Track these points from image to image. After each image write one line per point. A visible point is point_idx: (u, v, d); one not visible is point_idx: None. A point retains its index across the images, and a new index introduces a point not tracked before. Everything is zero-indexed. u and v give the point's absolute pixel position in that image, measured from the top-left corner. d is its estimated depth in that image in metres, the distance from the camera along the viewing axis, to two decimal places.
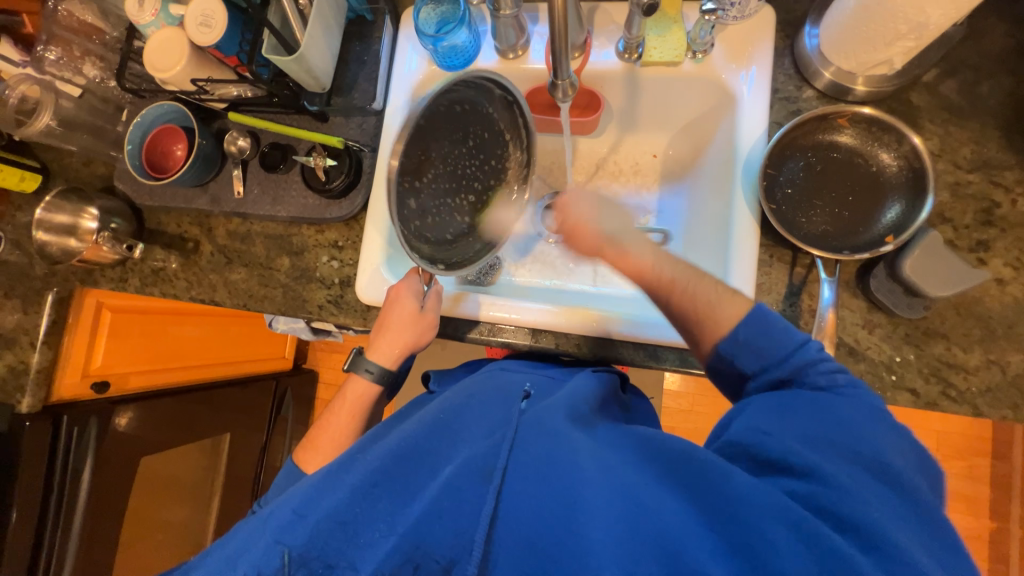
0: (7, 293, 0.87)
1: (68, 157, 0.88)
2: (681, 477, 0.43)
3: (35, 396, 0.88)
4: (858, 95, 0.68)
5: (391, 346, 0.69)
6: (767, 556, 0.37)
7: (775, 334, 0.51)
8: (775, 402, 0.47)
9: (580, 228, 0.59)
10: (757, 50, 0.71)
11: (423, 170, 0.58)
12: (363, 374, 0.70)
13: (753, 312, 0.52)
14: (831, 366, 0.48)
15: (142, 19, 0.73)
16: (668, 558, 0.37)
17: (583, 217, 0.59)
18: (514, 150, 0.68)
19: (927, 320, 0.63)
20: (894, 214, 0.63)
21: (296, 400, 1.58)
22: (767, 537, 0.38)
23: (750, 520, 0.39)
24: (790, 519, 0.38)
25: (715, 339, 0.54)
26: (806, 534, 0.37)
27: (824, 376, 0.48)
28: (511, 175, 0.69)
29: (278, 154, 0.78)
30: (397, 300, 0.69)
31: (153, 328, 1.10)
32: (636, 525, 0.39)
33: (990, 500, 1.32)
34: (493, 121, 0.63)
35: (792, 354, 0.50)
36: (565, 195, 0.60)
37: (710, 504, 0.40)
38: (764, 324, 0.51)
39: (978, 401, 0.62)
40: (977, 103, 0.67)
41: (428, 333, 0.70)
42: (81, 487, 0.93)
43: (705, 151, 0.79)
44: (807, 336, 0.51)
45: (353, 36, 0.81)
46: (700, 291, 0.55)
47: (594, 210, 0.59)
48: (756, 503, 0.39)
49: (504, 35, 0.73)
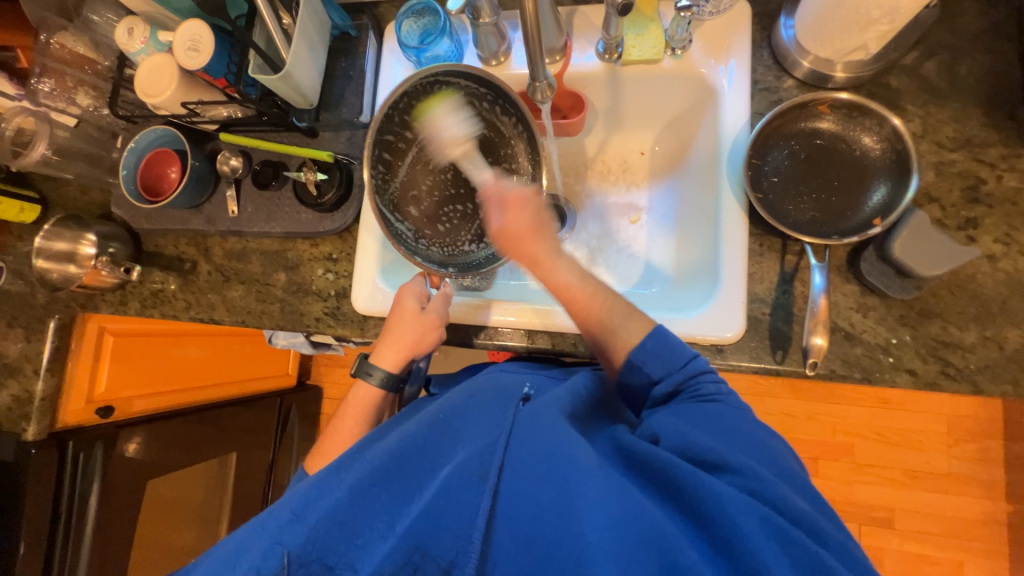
0: (11, 323, 0.89)
1: (66, 186, 0.90)
2: (663, 480, 0.44)
3: (41, 424, 0.88)
4: (838, 82, 0.69)
5: (392, 348, 0.68)
6: (749, 556, 0.37)
7: (672, 350, 0.53)
8: (694, 413, 0.49)
9: (523, 235, 0.59)
10: (735, 44, 0.72)
11: (416, 178, 0.67)
12: (365, 377, 0.69)
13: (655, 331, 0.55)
14: (716, 377, 0.52)
15: (132, 46, 0.76)
16: (663, 557, 0.38)
17: (533, 227, 0.59)
18: (522, 143, 0.67)
19: (921, 300, 0.63)
20: (880, 196, 0.64)
21: (301, 416, 1.58)
22: (743, 532, 0.38)
23: (727, 519, 0.39)
24: (761, 514, 0.39)
25: (628, 351, 0.55)
26: (777, 530, 0.38)
27: (711, 385, 0.52)
28: (523, 172, 0.68)
29: (270, 171, 0.80)
30: (399, 303, 0.70)
31: (155, 351, 1.12)
32: (629, 523, 0.39)
33: (1005, 482, 1.30)
34: (489, 123, 0.67)
35: (685, 366, 0.53)
36: (512, 194, 0.59)
37: (694, 509, 0.41)
38: (664, 342, 0.54)
39: (978, 378, 0.61)
40: (957, 82, 0.68)
41: (428, 334, 0.68)
42: (89, 510, 0.94)
43: (692, 144, 0.80)
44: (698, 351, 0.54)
45: (339, 53, 0.82)
46: (615, 305, 0.57)
47: (538, 217, 0.59)
48: (729, 500, 0.40)
49: (485, 42, 0.74)
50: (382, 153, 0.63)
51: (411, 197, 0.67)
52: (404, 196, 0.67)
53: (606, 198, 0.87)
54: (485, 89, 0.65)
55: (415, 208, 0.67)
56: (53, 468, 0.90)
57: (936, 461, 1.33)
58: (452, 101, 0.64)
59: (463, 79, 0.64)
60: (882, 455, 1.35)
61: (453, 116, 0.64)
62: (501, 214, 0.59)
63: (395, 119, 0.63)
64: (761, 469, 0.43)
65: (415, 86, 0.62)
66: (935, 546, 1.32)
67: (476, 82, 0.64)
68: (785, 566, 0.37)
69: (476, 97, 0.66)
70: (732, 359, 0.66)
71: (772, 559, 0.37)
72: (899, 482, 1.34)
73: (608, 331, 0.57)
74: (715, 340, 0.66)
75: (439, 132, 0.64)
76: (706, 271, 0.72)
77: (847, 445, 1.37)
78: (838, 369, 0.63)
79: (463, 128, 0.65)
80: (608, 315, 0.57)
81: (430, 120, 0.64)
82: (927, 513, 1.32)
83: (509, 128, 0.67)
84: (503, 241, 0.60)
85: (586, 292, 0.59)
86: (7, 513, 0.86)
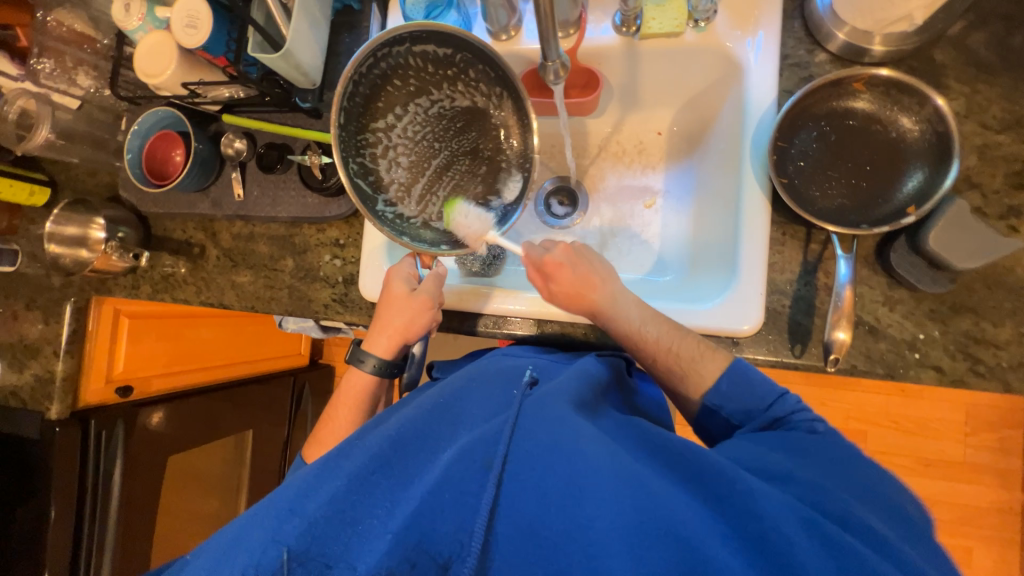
0: (30, 305, 0.90)
1: (74, 168, 0.90)
2: (682, 468, 0.43)
3: (62, 404, 0.91)
4: (875, 56, 0.64)
5: (383, 334, 0.67)
6: (781, 549, 0.37)
7: (753, 390, 0.54)
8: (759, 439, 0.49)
9: (575, 292, 0.62)
10: (764, 14, 0.67)
11: (403, 161, 0.63)
12: (359, 366, 0.68)
13: (733, 365, 0.56)
14: (810, 416, 0.51)
15: (129, 24, 0.73)
16: (680, 546, 0.37)
17: (579, 281, 0.63)
18: (506, 102, 0.63)
19: (953, 294, 0.60)
20: (915, 183, 0.60)
21: (314, 394, 1.61)
22: (780, 528, 0.38)
23: (762, 513, 0.39)
24: (802, 515, 0.39)
25: (703, 394, 0.57)
26: (817, 529, 0.38)
27: (806, 423, 0.51)
28: (513, 131, 0.64)
29: (275, 154, 0.78)
30: (388, 287, 0.68)
31: (173, 332, 1.14)
32: (642, 509, 0.38)
33: (1022, 472, 1.28)
34: (470, 88, 0.63)
35: (770, 407, 0.53)
36: (552, 257, 0.63)
37: (721, 501, 0.40)
38: (744, 379, 0.55)
39: (1009, 376, 0.59)
40: (1007, 55, 0.62)
41: (421, 316, 0.66)
42: (113, 485, 0.98)
43: (713, 124, 0.75)
44: (785, 390, 0.54)
45: (342, 27, 0.79)
46: (683, 348, 0.59)
47: (582, 268, 0.64)
48: (767, 499, 0.39)
49: (495, 15, 0.71)
50: (352, 134, 0.59)
51: (393, 178, 0.63)
52: (390, 181, 0.62)
53: (621, 181, 0.84)
54: (458, 52, 0.60)
55: (399, 190, 0.63)
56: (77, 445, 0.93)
57: (952, 450, 1.31)
58: (436, 137, 0.65)
59: (434, 43, 0.59)
60: (895, 442, 1.34)
61: (474, 209, 0.64)
62: (550, 282, 0.63)
63: (361, 95, 0.59)
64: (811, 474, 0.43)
65: (374, 54, 0.57)
66: (944, 533, 1.31)
67: (447, 46, 0.60)
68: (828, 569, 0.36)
69: (451, 61, 0.61)
70: (747, 351, 0.64)
71: (808, 557, 0.36)
72: (912, 470, 1.33)
73: (680, 373, 0.58)
74: (730, 333, 0.63)
75: (466, 230, 0.62)
76: (723, 259, 0.69)
77: (859, 433, 1.35)
78: (860, 364, 0.61)
79: (485, 218, 0.63)
80: (662, 350, 0.60)
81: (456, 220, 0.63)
82: (938, 501, 1.31)
83: (492, 89, 0.63)
84: (563, 298, 0.63)
85: (634, 331, 0.61)
86: (36, 487, 0.90)
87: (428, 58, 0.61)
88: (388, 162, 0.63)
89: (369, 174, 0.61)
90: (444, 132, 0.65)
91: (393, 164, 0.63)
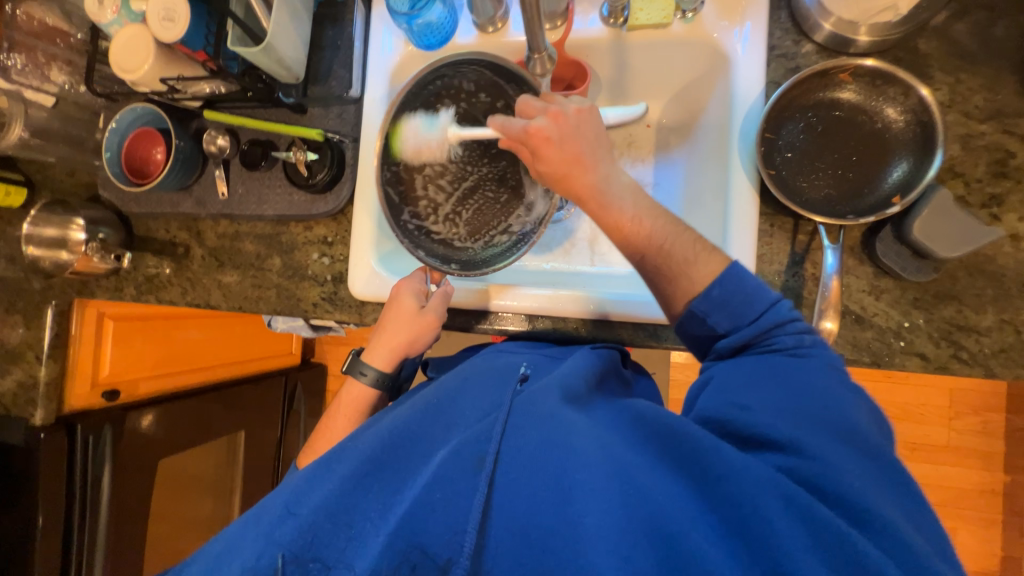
0: (9, 309, 0.87)
1: (51, 168, 0.87)
2: (674, 450, 0.43)
3: (47, 409, 0.89)
4: (860, 46, 0.64)
5: (388, 348, 0.67)
6: (766, 538, 0.37)
7: (747, 296, 0.50)
8: (755, 371, 0.48)
9: (563, 172, 0.54)
10: (751, 5, 0.66)
11: (438, 181, 0.64)
12: (358, 377, 0.68)
13: (729, 269, 0.51)
14: (798, 327, 0.49)
15: (104, 17, 0.71)
16: (665, 541, 0.37)
17: (573, 153, 0.54)
18: None
19: (937, 282, 0.61)
20: (901, 173, 0.60)
21: (307, 394, 1.60)
22: (764, 516, 0.37)
23: (747, 500, 0.38)
24: (790, 497, 0.38)
25: (689, 299, 0.52)
26: (802, 510, 0.37)
27: (791, 338, 0.49)
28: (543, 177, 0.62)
29: (258, 150, 0.76)
30: (396, 300, 0.67)
31: (159, 333, 1.12)
32: (631, 503, 0.39)
33: (1003, 455, 1.31)
34: None
35: (759, 318, 0.50)
36: (538, 126, 0.54)
37: (708, 489, 0.40)
38: (737, 285, 0.50)
39: (992, 362, 0.60)
40: (989, 45, 0.63)
41: (427, 334, 0.66)
42: (102, 490, 0.96)
43: (701, 114, 0.75)
44: (778, 297, 0.51)
45: (325, 20, 0.77)
46: (676, 246, 0.52)
47: (570, 142, 0.54)
48: (750, 479, 0.39)
49: (480, 7, 0.69)
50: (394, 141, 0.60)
51: (426, 193, 0.63)
52: (420, 197, 0.63)
53: None
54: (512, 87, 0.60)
55: (428, 205, 0.63)
56: (63, 450, 0.91)
57: (937, 434, 1.34)
58: (474, 162, 0.65)
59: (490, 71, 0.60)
60: None
61: (415, 125, 0.61)
62: (536, 159, 0.55)
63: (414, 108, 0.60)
64: (804, 443, 0.41)
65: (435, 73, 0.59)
66: None
67: (500, 75, 0.60)
68: (813, 556, 0.36)
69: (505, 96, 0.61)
70: None
71: (792, 544, 0.36)
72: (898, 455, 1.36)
73: (668, 277, 0.53)
74: None
75: (420, 155, 0.62)
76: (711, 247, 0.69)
77: None
78: (847, 353, 0.62)
79: (429, 132, 0.61)
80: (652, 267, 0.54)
81: (408, 149, 0.61)
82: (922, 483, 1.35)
83: None
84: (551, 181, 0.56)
85: (623, 226, 0.53)
86: (23, 494, 0.88)
87: (484, 86, 0.62)
88: (423, 176, 0.63)
89: (398, 183, 0.62)
90: (483, 162, 0.65)
91: (429, 180, 0.63)
